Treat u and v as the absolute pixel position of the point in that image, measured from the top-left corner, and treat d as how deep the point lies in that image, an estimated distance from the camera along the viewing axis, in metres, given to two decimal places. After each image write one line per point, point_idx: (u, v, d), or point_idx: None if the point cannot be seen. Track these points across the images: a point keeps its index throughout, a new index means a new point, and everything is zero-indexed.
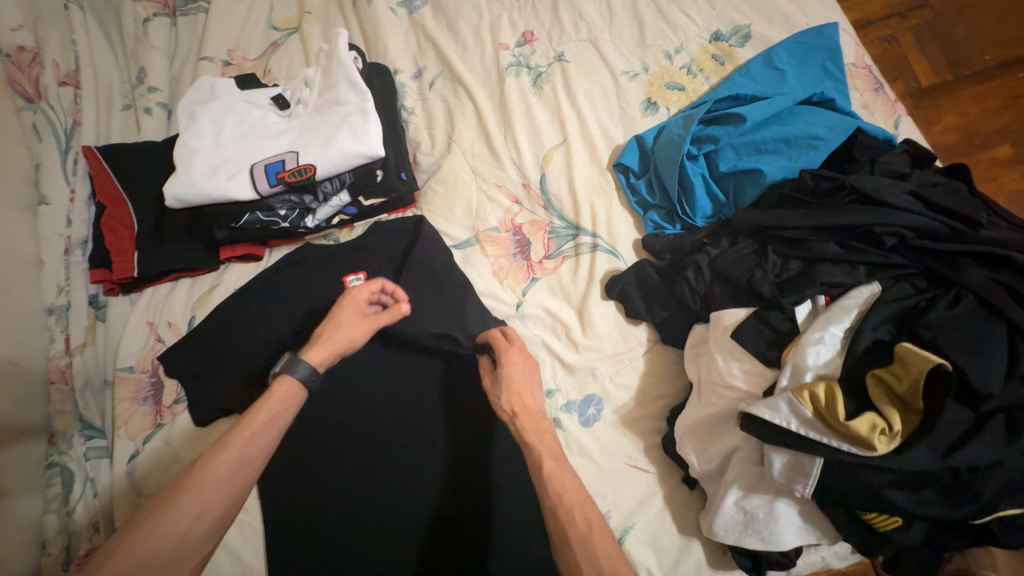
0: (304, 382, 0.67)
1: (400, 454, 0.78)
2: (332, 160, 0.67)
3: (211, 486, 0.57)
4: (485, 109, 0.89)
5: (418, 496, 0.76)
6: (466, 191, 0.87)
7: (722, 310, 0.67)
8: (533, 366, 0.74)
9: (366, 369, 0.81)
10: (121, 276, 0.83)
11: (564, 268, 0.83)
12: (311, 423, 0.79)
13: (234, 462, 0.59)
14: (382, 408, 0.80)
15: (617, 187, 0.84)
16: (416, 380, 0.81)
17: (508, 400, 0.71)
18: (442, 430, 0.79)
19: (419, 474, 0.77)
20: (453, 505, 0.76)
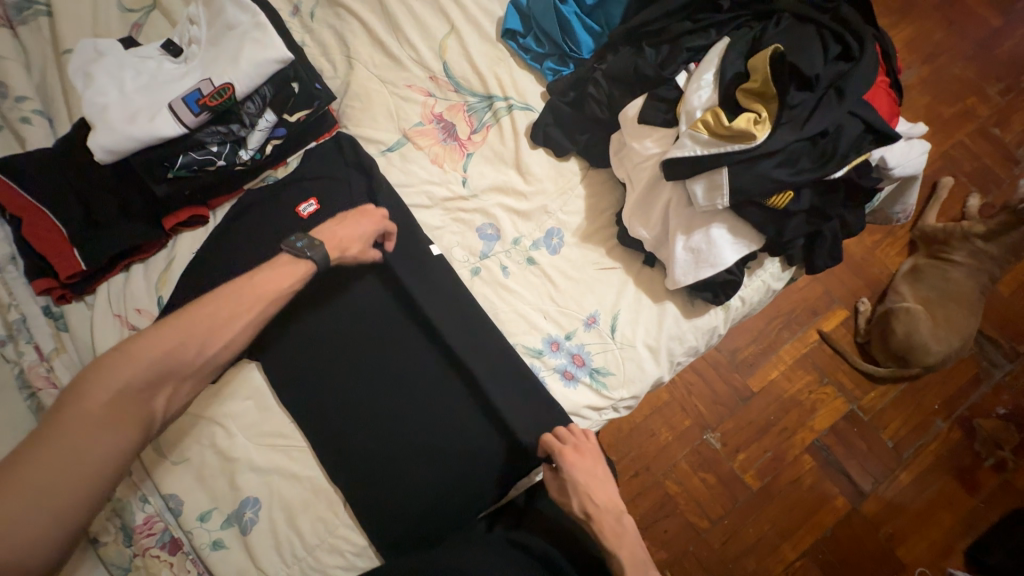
0: (319, 267, 0.73)
1: (406, 367, 0.83)
2: (246, 73, 0.71)
3: (202, 331, 0.65)
4: (373, 21, 0.95)
5: (430, 405, 0.81)
6: (381, 98, 0.93)
7: (625, 108, 0.81)
8: (595, 459, 0.76)
9: (363, 289, 0.86)
10: (69, 276, 0.81)
11: (492, 135, 0.93)
12: (336, 351, 0.84)
13: (229, 306, 0.67)
14: (381, 333, 0.85)
15: (512, 53, 0.94)
16: (389, 289, 0.86)
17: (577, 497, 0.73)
18: (438, 334, 0.83)
19: (425, 388, 0.82)
20: (458, 376, 0.82)
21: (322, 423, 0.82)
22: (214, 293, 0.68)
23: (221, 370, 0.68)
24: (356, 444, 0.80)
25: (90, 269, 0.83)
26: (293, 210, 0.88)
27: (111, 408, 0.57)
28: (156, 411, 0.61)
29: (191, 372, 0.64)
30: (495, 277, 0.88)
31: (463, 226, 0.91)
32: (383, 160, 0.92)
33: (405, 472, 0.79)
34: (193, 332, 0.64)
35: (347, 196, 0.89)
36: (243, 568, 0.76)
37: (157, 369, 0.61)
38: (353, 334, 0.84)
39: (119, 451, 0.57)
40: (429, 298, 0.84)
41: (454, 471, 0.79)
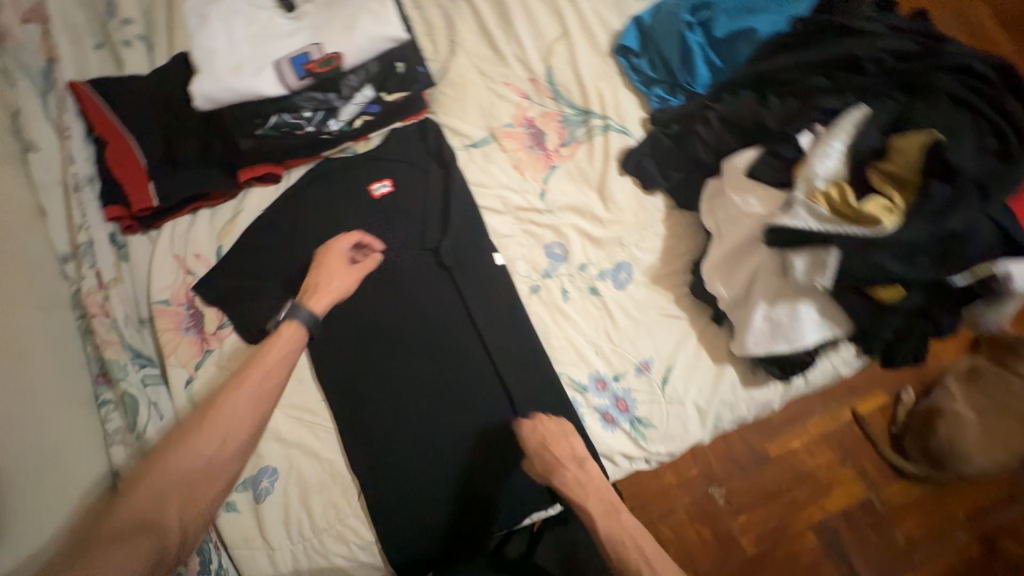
0: (308, 326, 0.74)
1: (434, 352, 0.82)
2: (358, 47, 0.69)
3: (223, 429, 0.64)
4: (485, 10, 0.91)
5: (449, 396, 0.81)
6: (476, 91, 0.90)
7: (731, 156, 0.76)
8: (556, 424, 0.75)
9: (414, 277, 0.85)
10: (140, 209, 0.81)
11: (580, 152, 0.89)
12: (379, 337, 0.83)
13: (248, 398, 0.67)
14: (418, 316, 0.84)
15: (620, 71, 0.89)
16: (435, 276, 0.85)
17: (541, 462, 0.72)
18: (484, 347, 0.82)
19: (448, 379, 0.81)
20: (484, 375, 0.81)
21: (353, 407, 0.81)
22: (229, 383, 0.67)
23: (238, 461, 0.65)
24: (382, 437, 0.79)
25: (162, 207, 0.83)
26: (367, 189, 0.86)
27: (133, 522, 0.56)
28: (172, 521, 0.58)
29: (208, 479, 0.62)
30: (553, 299, 0.85)
31: (532, 239, 0.87)
32: (465, 154, 0.89)
33: (409, 455, 0.79)
34: (212, 432, 0.64)
35: (422, 185, 0.87)
36: (250, 536, 0.76)
37: (174, 478, 0.60)
38: (388, 308, 0.84)
39: (141, 559, 0.54)
40: (472, 291, 0.84)
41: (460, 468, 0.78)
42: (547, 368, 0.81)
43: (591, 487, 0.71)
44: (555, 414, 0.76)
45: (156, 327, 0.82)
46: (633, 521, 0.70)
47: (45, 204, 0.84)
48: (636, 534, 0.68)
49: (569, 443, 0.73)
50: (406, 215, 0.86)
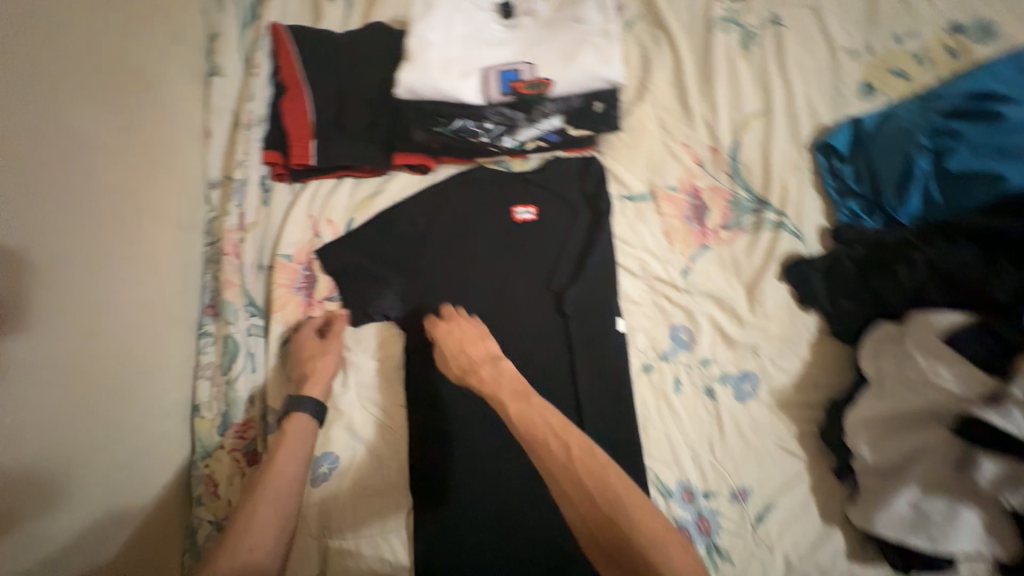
0: (315, 416, 0.71)
1: None
2: (572, 79, 0.65)
3: (267, 513, 0.59)
4: (687, 64, 0.85)
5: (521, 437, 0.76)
6: (651, 144, 0.85)
7: (927, 312, 0.66)
8: (476, 328, 0.75)
9: (524, 306, 0.80)
10: (296, 163, 0.82)
11: (740, 241, 0.81)
12: None
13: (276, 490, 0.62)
14: (514, 347, 0.79)
15: (814, 169, 0.81)
16: (546, 313, 0.80)
17: (456, 363, 0.71)
18: (576, 411, 0.76)
19: None
20: None
21: (429, 423, 0.78)
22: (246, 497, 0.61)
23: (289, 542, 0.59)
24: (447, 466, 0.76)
25: (315, 166, 0.83)
26: (510, 211, 0.83)
27: None
28: None
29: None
30: (663, 385, 0.78)
31: (659, 315, 0.81)
32: (618, 204, 0.83)
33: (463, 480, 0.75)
34: (250, 534, 0.57)
35: (566, 223, 0.82)
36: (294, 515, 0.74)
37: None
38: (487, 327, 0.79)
39: None
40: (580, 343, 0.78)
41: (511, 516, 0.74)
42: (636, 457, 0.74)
43: (501, 371, 0.68)
44: (477, 319, 0.77)
45: (271, 278, 0.82)
46: (546, 406, 0.62)
47: (210, 128, 0.87)
48: (552, 428, 0.58)
49: (484, 344, 0.73)
50: (541, 248, 0.82)
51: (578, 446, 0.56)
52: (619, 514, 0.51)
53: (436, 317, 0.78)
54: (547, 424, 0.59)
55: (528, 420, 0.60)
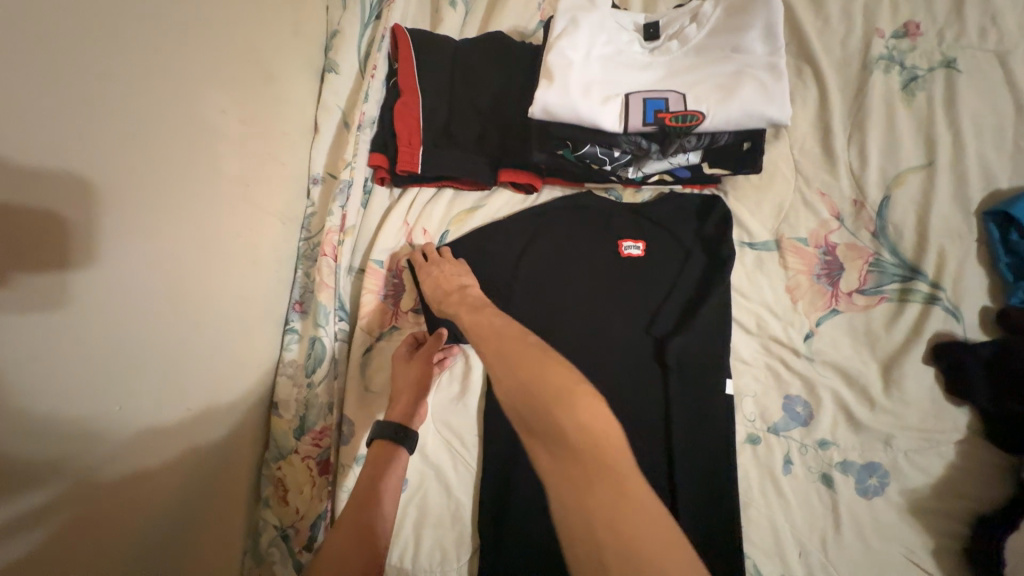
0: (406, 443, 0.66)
1: None
2: (729, 114, 0.57)
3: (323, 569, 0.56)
4: (835, 103, 0.76)
5: None
6: (782, 189, 0.76)
7: None
8: (455, 266, 0.74)
9: (622, 348, 0.73)
10: (403, 169, 0.79)
11: (880, 310, 0.71)
12: None
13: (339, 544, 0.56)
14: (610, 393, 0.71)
15: (982, 239, 0.69)
16: (644, 359, 0.72)
17: (433, 292, 0.70)
18: (668, 478, 0.68)
19: None
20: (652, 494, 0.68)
21: (504, 459, 0.73)
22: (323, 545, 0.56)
23: None
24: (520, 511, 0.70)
25: (421, 174, 0.80)
26: (616, 244, 0.77)
27: None
28: None
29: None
30: (771, 463, 0.68)
31: (772, 380, 0.72)
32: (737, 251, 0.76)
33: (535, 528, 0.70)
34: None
35: (677, 264, 0.75)
36: None
37: None
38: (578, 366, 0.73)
39: None
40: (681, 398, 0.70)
41: None
42: (734, 544, 0.65)
43: (467, 298, 0.65)
44: (455, 257, 0.76)
45: (362, 282, 0.81)
46: (514, 327, 0.54)
47: (318, 124, 0.86)
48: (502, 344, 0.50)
49: (459, 281, 0.71)
50: (645, 287, 0.75)
51: (543, 358, 0.46)
52: (580, 435, 0.40)
53: (421, 256, 0.78)
54: (501, 336, 0.52)
55: (496, 333, 0.54)
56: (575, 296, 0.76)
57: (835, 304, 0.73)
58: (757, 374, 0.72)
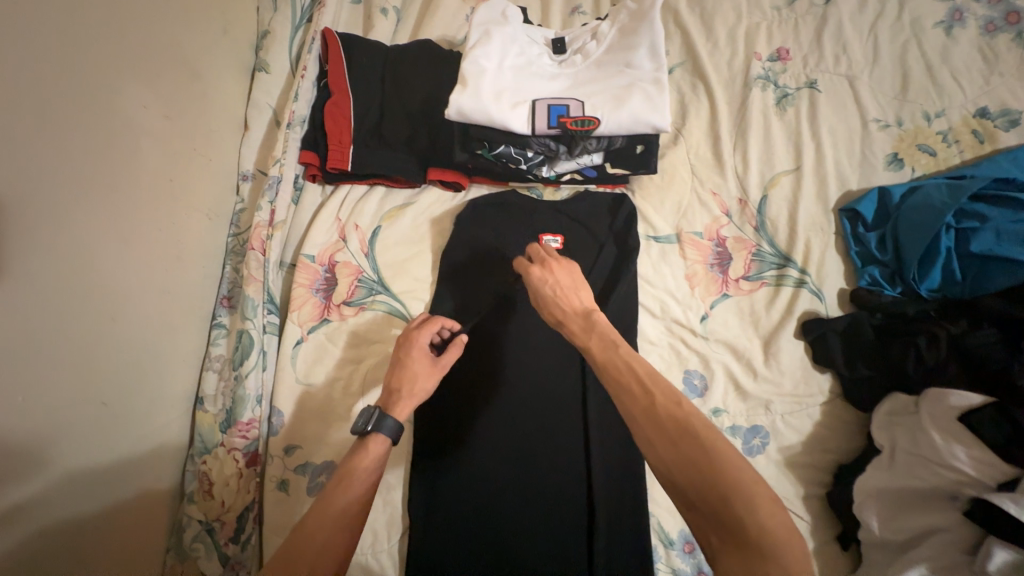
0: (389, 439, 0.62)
1: (528, 419, 0.77)
2: (619, 121, 0.66)
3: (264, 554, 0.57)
4: (723, 115, 0.88)
5: (526, 466, 0.75)
6: (681, 188, 0.86)
7: (947, 389, 0.66)
8: (572, 278, 0.67)
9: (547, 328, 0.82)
10: (333, 166, 0.82)
11: (761, 293, 0.82)
12: (493, 387, 0.79)
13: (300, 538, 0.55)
14: (533, 378, 0.79)
15: (839, 232, 0.82)
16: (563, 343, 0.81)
17: (549, 311, 0.64)
18: (584, 448, 0.75)
19: (532, 451, 0.75)
20: (567, 463, 0.75)
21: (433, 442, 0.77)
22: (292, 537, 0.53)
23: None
24: (449, 492, 0.74)
25: (351, 171, 0.84)
26: (537, 237, 0.83)
27: None
28: None
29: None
30: None
31: (675, 358, 0.81)
32: (643, 243, 0.84)
33: (461, 506, 0.73)
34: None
35: (591, 255, 0.83)
36: (286, 523, 0.72)
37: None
38: (504, 351, 0.80)
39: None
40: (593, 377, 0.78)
41: (501, 551, 0.71)
42: (640, 504, 0.73)
43: (595, 329, 0.59)
44: (567, 263, 0.69)
45: (294, 276, 0.83)
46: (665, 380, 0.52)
47: (249, 121, 0.87)
48: (655, 400, 0.50)
49: (580, 300, 0.64)
50: None
51: (704, 437, 0.46)
52: (754, 534, 0.41)
53: (526, 261, 0.71)
54: (649, 390, 0.51)
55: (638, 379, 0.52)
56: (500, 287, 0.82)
57: (726, 289, 0.83)
58: (661, 353, 0.81)
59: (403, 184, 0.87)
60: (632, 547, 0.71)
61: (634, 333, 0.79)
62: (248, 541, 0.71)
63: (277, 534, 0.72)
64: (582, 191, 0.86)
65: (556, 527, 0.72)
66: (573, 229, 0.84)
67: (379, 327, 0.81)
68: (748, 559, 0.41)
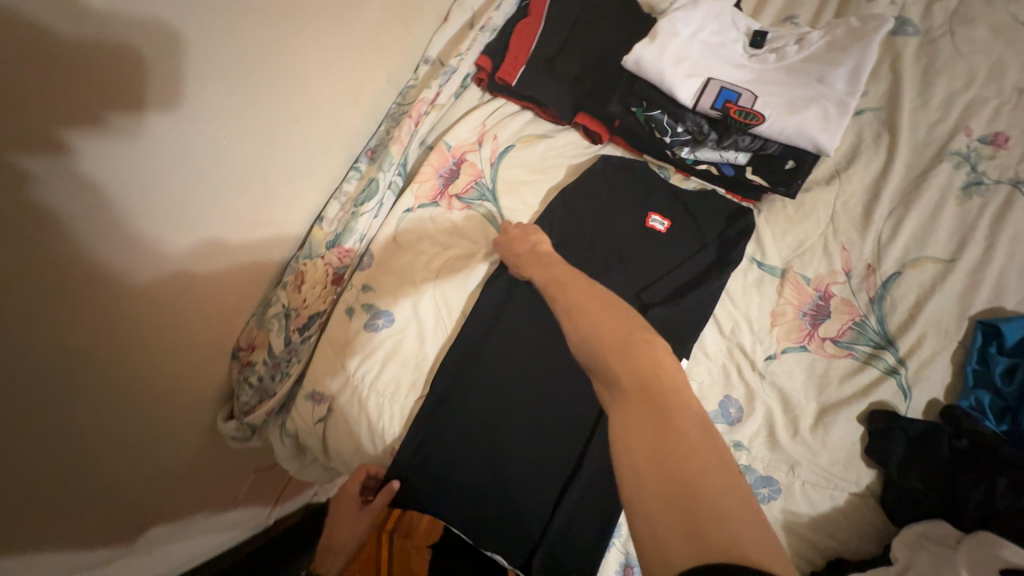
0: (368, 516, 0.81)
1: (561, 364, 0.84)
2: (784, 127, 0.67)
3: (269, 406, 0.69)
4: (894, 176, 0.81)
5: (542, 399, 0.82)
6: (810, 228, 0.82)
7: (1001, 539, 0.59)
8: (527, 229, 0.81)
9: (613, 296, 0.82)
10: (501, 77, 0.90)
11: (843, 363, 0.77)
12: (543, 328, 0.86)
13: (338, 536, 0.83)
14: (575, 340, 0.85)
15: (964, 342, 0.74)
16: None
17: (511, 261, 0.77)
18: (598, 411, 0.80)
19: (554, 391, 0.83)
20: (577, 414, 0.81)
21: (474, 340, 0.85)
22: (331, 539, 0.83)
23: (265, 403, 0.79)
24: (466, 386, 0.82)
25: (512, 87, 0.91)
26: (645, 213, 0.86)
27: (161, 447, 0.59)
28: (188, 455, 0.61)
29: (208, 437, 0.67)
30: None
31: (721, 379, 0.80)
32: (745, 262, 0.83)
33: (473, 401, 0.81)
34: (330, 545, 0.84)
35: (688, 250, 0.83)
36: (339, 341, 0.85)
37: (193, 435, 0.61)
38: None
39: None
40: None
41: (490, 452, 0.79)
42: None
43: (542, 259, 0.71)
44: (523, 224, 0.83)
45: (428, 156, 0.93)
46: (583, 283, 0.60)
47: (449, 15, 0.97)
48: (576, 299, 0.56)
49: (530, 243, 0.77)
50: (654, 257, 0.84)
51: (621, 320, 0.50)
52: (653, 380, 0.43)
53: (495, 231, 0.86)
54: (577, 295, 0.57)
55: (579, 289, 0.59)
56: (592, 238, 0.85)
57: (807, 342, 0.79)
58: (710, 367, 0.80)
59: (550, 116, 0.92)
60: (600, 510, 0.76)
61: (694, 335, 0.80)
62: (308, 338, 0.83)
63: (331, 345, 0.85)
64: (709, 190, 0.86)
65: (544, 459, 0.79)
66: (683, 220, 0.85)
67: (475, 229, 0.90)
68: (639, 399, 0.42)
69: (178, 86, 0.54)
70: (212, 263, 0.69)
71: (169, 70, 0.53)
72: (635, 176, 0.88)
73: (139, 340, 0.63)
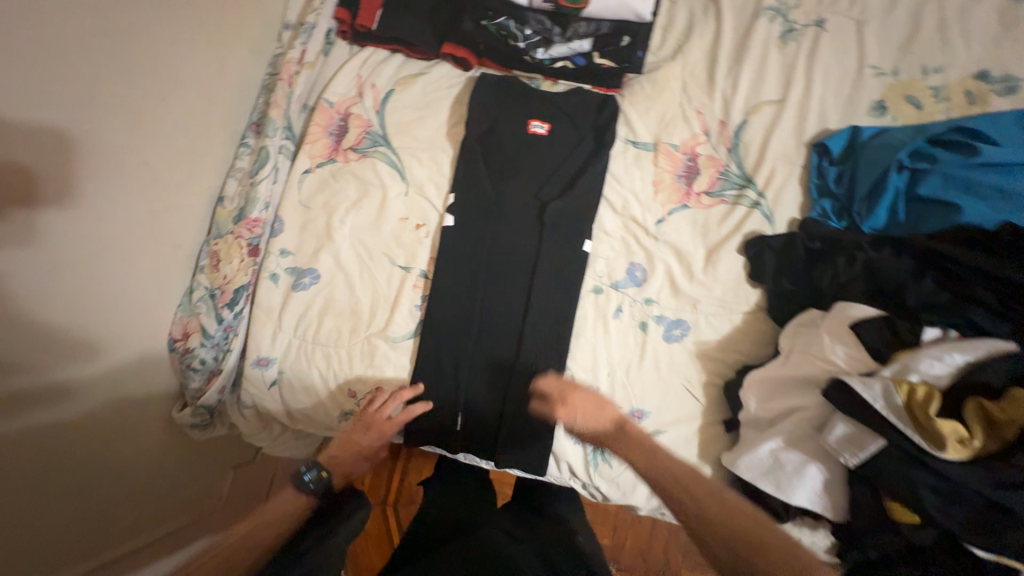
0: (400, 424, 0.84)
1: (481, 273, 0.89)
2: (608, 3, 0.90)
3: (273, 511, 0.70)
4: (725, 40, 0.92)
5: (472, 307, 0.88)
6: (668, 99, 0.92)
7: (850, 304, 0.72)
8: (595, 398, 0.78)
9: (516, 203, 0.90)
10: (361, 23, 0.96)
11: (718, 209, 0.88)
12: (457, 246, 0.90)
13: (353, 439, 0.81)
14: (488, 253, 0.89)
15: (805, 165, 0.87)
16: (520, 214, 0.90)
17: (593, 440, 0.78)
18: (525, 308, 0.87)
19: (485, 299, 0.88)
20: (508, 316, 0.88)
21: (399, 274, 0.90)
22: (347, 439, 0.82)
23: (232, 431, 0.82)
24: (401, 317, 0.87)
25: (373, 31, 0.97)
26: (526, 121, 0.93)
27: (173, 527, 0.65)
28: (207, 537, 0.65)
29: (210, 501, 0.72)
30: (606, 308, 0.86)
31: (623, 250, 0.89)
32: (621, 144, 0.92)
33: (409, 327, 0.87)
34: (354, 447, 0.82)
35: (569, 145, 0.92)
36: (271, 308, 0.88)
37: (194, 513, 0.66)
38: (477, 210, 0.90)
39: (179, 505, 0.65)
40: (547, 247, 0.88)
41: (438, 366, 0.86)
42: (561, 359, 0.85)
43: (631, 445, 0.73)
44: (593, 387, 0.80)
45: (313, 117, 0.95)
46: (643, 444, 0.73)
47: None
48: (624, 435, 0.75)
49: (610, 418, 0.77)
50: (542, 158, 0.92)
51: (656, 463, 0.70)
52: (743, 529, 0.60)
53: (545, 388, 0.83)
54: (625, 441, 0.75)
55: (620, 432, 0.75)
56: (484, 156, 0.92)
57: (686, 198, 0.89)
58: (610, 241, 0.90)
59: (419, 53, 0.98)
60: (544, 388, 0.84)
61: (589, 217, 0.89)
62: (240, 312, 0.85)
63: (263, 313, 0.87)
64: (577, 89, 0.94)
65: (487, 361, 0.87)
66: (561, 120, 0.93)
67: (376, 173, 0.93)
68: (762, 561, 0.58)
69: (68, 173, 0.62)
70: (138, 311, 0.77)
71: (54, 167, 0.60)
72: (510, 91, 0.94)
73: (95, 400, 0.71)
